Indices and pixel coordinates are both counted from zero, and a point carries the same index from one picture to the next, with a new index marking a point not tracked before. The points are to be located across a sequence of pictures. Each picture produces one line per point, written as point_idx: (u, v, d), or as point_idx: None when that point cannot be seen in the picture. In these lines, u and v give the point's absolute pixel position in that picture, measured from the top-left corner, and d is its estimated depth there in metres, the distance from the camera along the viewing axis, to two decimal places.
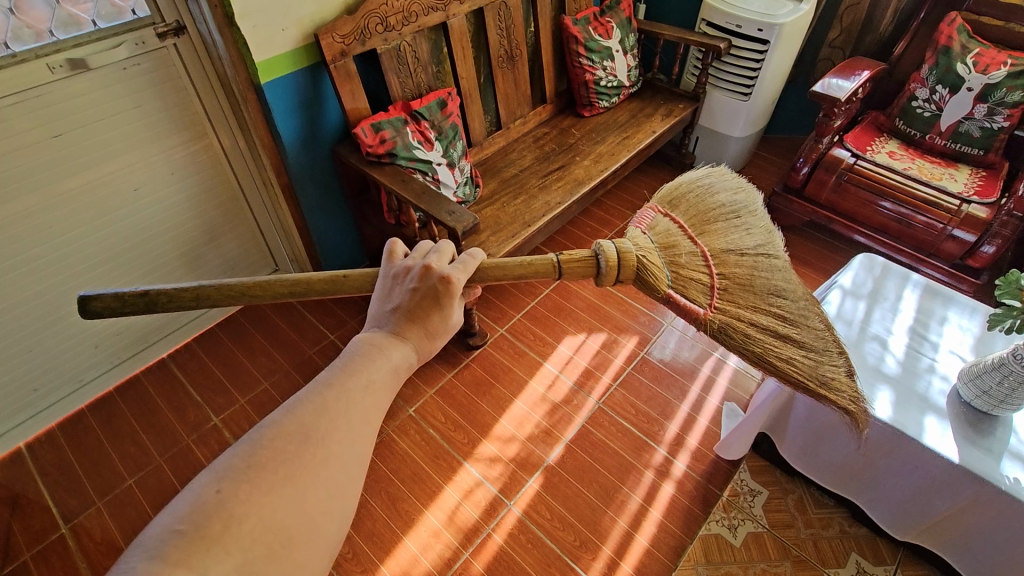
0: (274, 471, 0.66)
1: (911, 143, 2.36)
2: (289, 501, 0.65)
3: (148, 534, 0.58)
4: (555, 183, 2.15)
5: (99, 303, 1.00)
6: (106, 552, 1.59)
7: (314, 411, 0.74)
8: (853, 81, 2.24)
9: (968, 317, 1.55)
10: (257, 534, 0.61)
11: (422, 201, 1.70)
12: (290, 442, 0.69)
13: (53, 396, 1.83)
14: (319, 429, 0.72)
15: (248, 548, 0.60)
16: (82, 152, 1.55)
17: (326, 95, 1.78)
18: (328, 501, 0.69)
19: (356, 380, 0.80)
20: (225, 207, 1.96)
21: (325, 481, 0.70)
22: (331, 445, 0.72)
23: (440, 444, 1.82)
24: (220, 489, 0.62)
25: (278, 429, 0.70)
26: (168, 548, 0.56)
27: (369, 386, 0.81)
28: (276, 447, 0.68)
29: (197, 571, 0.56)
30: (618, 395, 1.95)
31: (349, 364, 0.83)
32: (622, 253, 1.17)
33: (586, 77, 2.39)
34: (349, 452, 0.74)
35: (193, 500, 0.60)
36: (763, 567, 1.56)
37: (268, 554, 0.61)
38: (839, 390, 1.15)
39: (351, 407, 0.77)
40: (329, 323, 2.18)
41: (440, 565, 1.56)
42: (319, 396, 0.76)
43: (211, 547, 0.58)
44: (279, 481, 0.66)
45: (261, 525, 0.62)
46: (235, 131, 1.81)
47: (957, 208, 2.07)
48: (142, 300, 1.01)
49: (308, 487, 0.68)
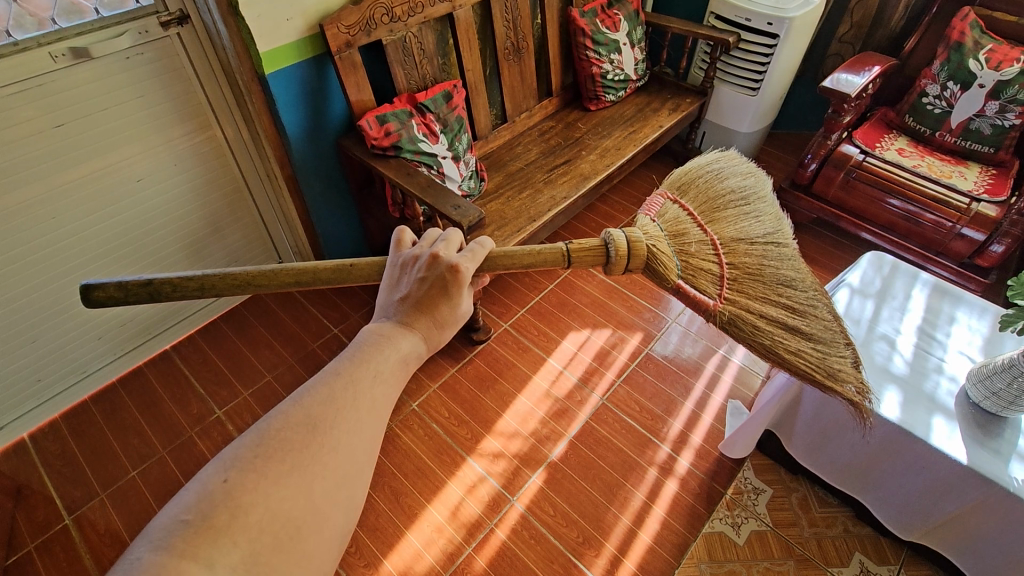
0: (280, 460, 0.65)
1: (921, 140, 2.34)
2: (296, 491, 0.64)
3: (155, 523, 0.58)
4: (560, 177, 2.13)
5: (102, 293, 0.99)
6: (109, 543, 1.59)
7: (321, 401, 0.73)
8: (863, 76, 2.22)
9: (977, 317, 1.54)
10: (263, 525, 0.60)
11: (428, 195, 1.68)
12: (295, 432, 0.68)
13: (57, 386, 1.83)
14: (326, 419, 0.71)
15: (254, 539, 0.59)
16: (85, 142, 1.54)
17: (331, 87, 1.76)
18: (336, 490, 0.68)
19: (364, 369, 0.79)
20: (228, 199, 1.95)
21: (333, 471, 0.69)
22: (338, 434, 0.71)
23: (444, 439, 1.82)
24: (226, 478, 0.62)
25: (285, 419, 0.69)
26: (174, 538, 0.56)
27: (377, 375, 0.80)
28: (283, 437, 0.67)
29: (204, 563, 0.55)
30: (622, 392, 1.95)
31: (358, 354, 0.82)
32: (632, 242, 1.16)
33: (593, 70, 2.37)
34: (357, 442, 0.73)
35: (199, 490, 0.60)
36: (766, 565, 1.55)
37: (274, 544, 0.61)
38: (846, 380, 1.14)
39: (359, 396, 0.76)
40: (332, 316, 2.17)
41: (443, 560, 1.56)
42: (326, 385, 0.75)
43: (217, 537, 0.57)
44: (285, 471, 0.65)
45: (268, 515, 0.61)
46: (238, 122, 1.80)
47: (967, 206, 2.04)
48: (145, 289, 1.00)
49: (315, 477, 0.67)
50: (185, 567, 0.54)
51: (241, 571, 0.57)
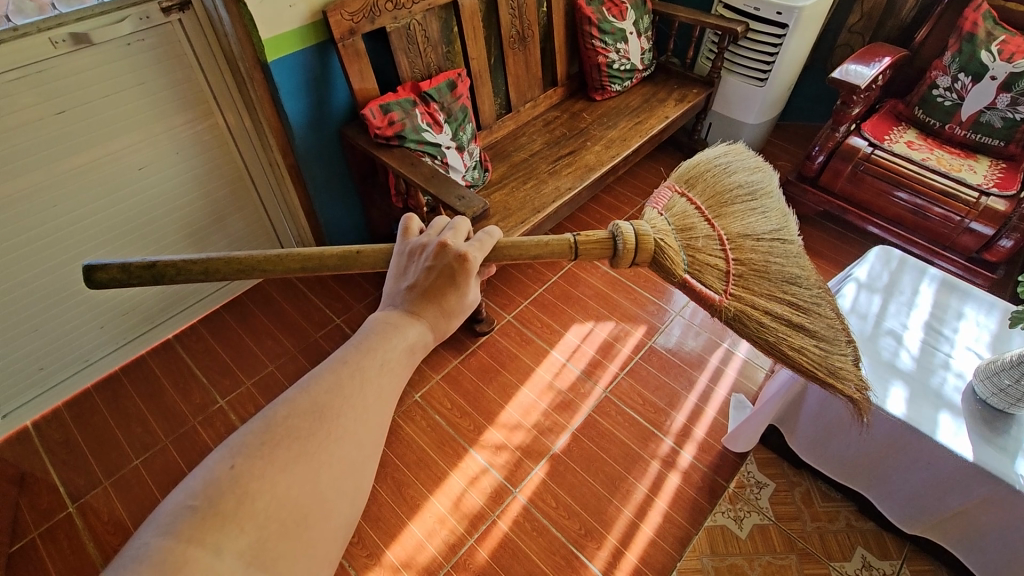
0: (288, 447, 0.65)
1: (930, 133, 2.31)
2: (303, 478, 0.64)
3: (161, 510, 0.57)
4: (565, 168, 2.11)
5: (104, 274, 0.98)
6: (113, 532, 1.60)
7: (328, 389, 0.72)
8: (873, 68, 2.18)
9: (985, 313, 1.52)
10: (270, 512, 0.60)
11: (432, 186, 1.67)
12: (303, 419, 0.68)
13: (59, 375, 1.83)
14: (333, 407, 0.71)
15: (261, 526, 0.59)
16: (87, 129, 1.52)
17: (334, 75, 1.74)
18: (343, 479, 0.68)
19: (371, 358, 0.78)
20: (230, 187, 1.93)
21: (340, 459, 0.68)
22: (346, 422, 0.71)
23: (446, 430, 1.82)
24: (233, 464, 0.61)
25: (292, 406, 0.69)
26: (181, 525, 0.55)
27: (383, 364, 0.79)
28: (290, 424, 0.67)
29: (210, 549, 0.55)
30: (626, 384, 1.94)
31: (364, 341, 0.81)
32: (640, 237, 1.15)
33: (599, 60, 2.34)
34: (364, 430, 0.72)
35: (206, 477, 0.59)
36: (768, 559, 1.55)
37: (281, 531, 0.60)
38: (847, 379, 1.12)
39: (366, 384, 0.75)
40: (335, 307, 2.16)
41: (446, 551, 1.56)
42: (332, 372, 0.75)
43: (224, 523, 0.57)
44: (292, 457, 0.64)
45: (274, 502, 0.61)
46: (241, 110, 1.78)
47: (976, 200, 2.02)
48: (149, 271, 1.00)
49: (322, 465, 0.66)
50: (192, 552, 0.54)
51: (247, 558, 0.56)
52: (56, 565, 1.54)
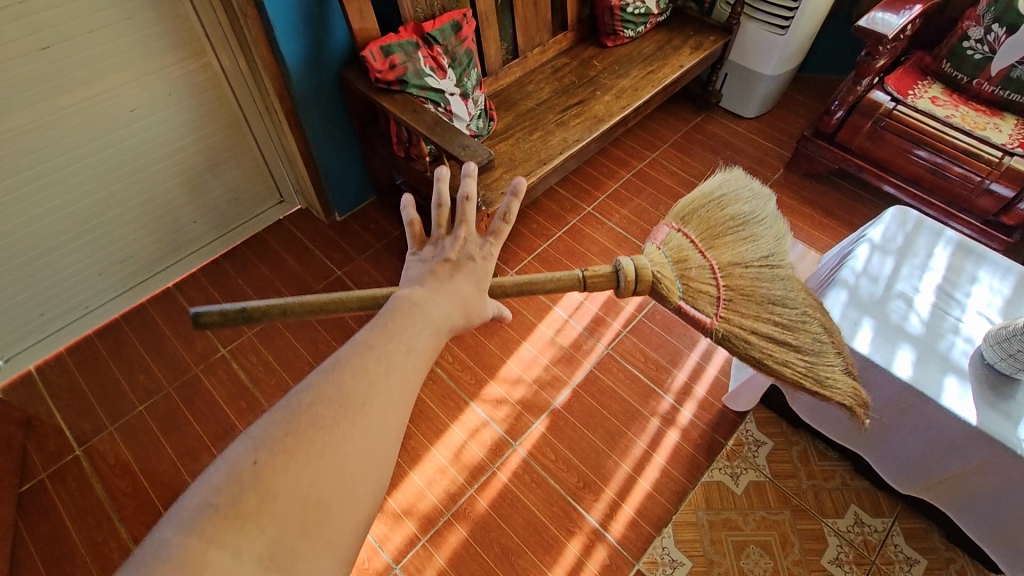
0: (313, 437, 0.55)
1: (956, 89, 2.20)
2: (331, 471, 0.54)
3: (173, 510, 0.48)
4: (573, 119, 2.03)
5: (206, 319, 0.96)
6: (120, 475, 1.63)
7: (356, 372, 0.62)
8: (903, 16, 2.06)
9: (1000, 278, 1.48)
10: (294, 512, 0.51)
11: (435, 134, 1.60)
12: (330, 405, 0.58)
13: (60, 321, 1.84)
14: (363, 392, 0.61)
15: (283, 526, 0.50)
16: (75, 66, 1.45)
17: (332, 13, 1.63)
18: (376, 475, 0.58)
19: (399, 340, 0.68)
20: (224, 133, 1.89)
21: (372, 450, 0.58)
22: (377, 407, 0.61)
23: (447, 383, 1.82)
24: (256, 458, 0.52)
25: (316, 391, 0.59)
26: (194, 528, 0.47)
27: (411, 346, 0.69)
28: (315, 410, 0.57)
29: (227, 553, 0.46)
30: (628, 342, 1.93)
31: (387, 320, 0.71)
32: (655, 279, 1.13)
33: (613, 2, 2.21)
34: (397, 418, 0.62)
35: (224, 471, 0.51)
36: (762, 514, 1.58)
37: (305, 532, 0.51)
38: (835, 388, 1.12)
39: (396, 366, 0.65)
40: (336, 258, 2.13)
41: (446, 501, 1.59)
42: (358, 354, 0.65)
43: (242, 524, 0.48)
44: (318, 448, 0.55)
45: (298, 499, 0.51)
46: (235, 52, 1.67)
47: (999, 160, 1.94)
48: (239, 315, 0.96)
49: (353, 455, 0.56)
50: (206, 559, 0.45)
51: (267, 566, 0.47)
52: (67, 505, 1.58)
